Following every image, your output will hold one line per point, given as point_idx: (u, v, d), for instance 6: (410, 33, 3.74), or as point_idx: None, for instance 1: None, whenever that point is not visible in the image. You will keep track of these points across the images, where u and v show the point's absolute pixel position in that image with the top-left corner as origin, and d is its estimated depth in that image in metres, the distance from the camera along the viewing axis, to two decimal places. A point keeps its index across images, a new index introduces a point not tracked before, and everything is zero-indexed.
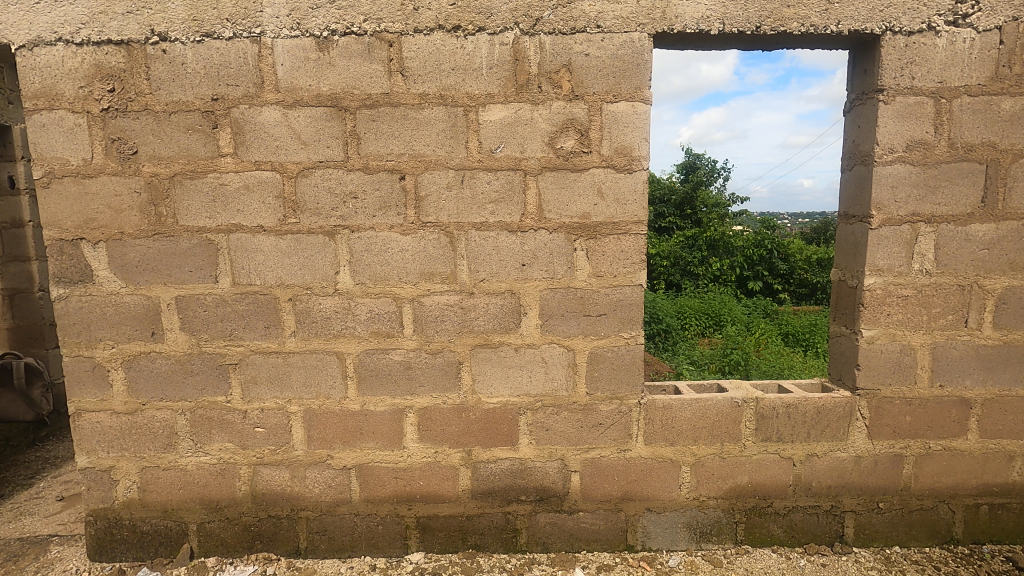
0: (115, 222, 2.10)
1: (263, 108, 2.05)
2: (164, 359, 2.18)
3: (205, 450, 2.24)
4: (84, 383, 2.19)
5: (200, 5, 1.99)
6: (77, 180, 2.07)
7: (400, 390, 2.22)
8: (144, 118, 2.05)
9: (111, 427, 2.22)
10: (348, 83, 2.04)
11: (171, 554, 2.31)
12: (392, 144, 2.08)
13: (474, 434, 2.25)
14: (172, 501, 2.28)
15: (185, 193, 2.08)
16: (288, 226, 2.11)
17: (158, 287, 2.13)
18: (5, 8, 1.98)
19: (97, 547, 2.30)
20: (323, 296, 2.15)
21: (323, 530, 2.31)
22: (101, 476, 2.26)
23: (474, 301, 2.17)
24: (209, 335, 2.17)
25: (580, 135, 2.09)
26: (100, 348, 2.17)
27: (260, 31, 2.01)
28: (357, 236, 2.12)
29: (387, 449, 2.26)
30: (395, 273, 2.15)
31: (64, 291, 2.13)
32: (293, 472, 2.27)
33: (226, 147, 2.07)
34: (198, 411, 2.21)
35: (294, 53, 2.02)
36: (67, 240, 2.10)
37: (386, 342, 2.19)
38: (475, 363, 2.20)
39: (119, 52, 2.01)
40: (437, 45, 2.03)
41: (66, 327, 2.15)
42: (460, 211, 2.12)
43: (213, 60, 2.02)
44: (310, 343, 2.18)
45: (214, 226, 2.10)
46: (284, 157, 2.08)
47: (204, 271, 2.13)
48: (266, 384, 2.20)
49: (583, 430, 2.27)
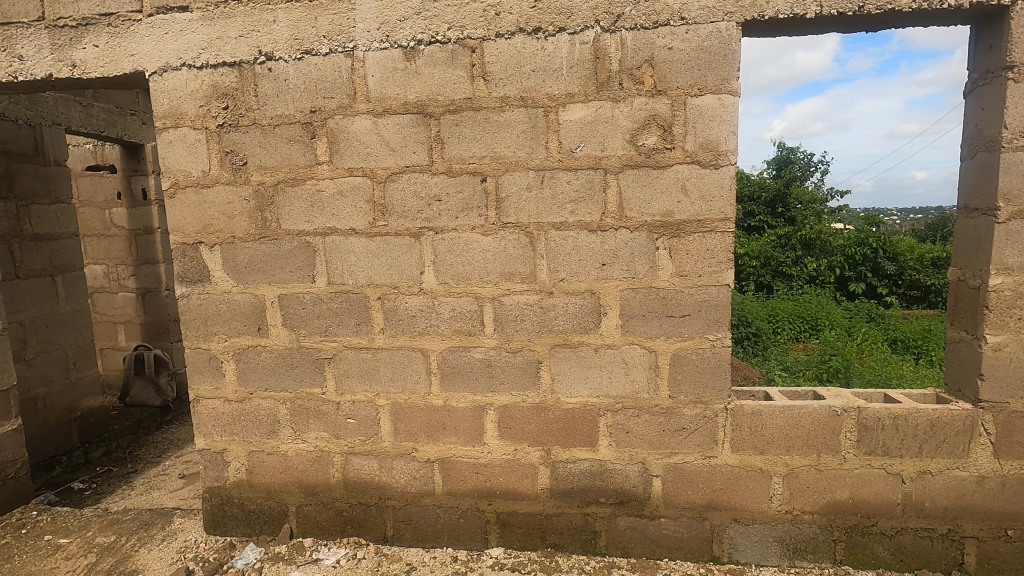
0: (229, 227, 2.31)
1: (356, 118, 2.18)
2: (268, 352, 2.37)
3: (303, 438, 2.42)
4: (202, 373, 2.43)
5: (301, 25, 2.15)
6: (197, 190, 2.30)
7: (481, 387, 2.27)
8: (252, 132, 2.25)
9: (224, 413, 2.45)
10: (433, 90, 2.13)
11: (273, 532, 2.51)
12: (475, 147, 2.14)
13: (553, 433, 2.26)
14: (275, 484, 2.47)
15: (287, 200, 2.26)
16: (378, 228, 2.23)
17: (263, 287, 2.33)
18: (141, 39, 2.24)
19: (212, 521, 2.54)
20: (408, 295, 2.25)
21: (409, 519, 2.41)
22: (216, 457, 2.49)
23: (553, 300, 2.17)
24: (307, 331, 2.33)
25: (663, 131, 2.04)
26: (215, 341, 2.40)
27: (353, 45, 2.14)
28: (441, 237, 2.20)
29: (469, 444, 2.32)
30: (476, 273, 2.20)
31: (186, 290, 2.37)
32: (381, 462, 2.39)
33: (323, 156, 2.22)
34: (298, 401, 2.39)
35: (383, 64, 2.14)
36: (189, 243, 2.35)
37: (468, 340, 2.25)
38: (555, 363, 2.21)
39: (232, 73, 2.22)
40: (518, 48, 2.06)
41: (188, 321, 2.40)
42: (540, 212, 2.13)
43: (312, 75, 2.18)
44: (397, 340, 2.29)
45: (312, 230, 2.26)
46: (374, 163, 2.20)
47: (303, 271, 2.29)
48: (357, 378, 2.34)
49: (665, 434, 2.21)
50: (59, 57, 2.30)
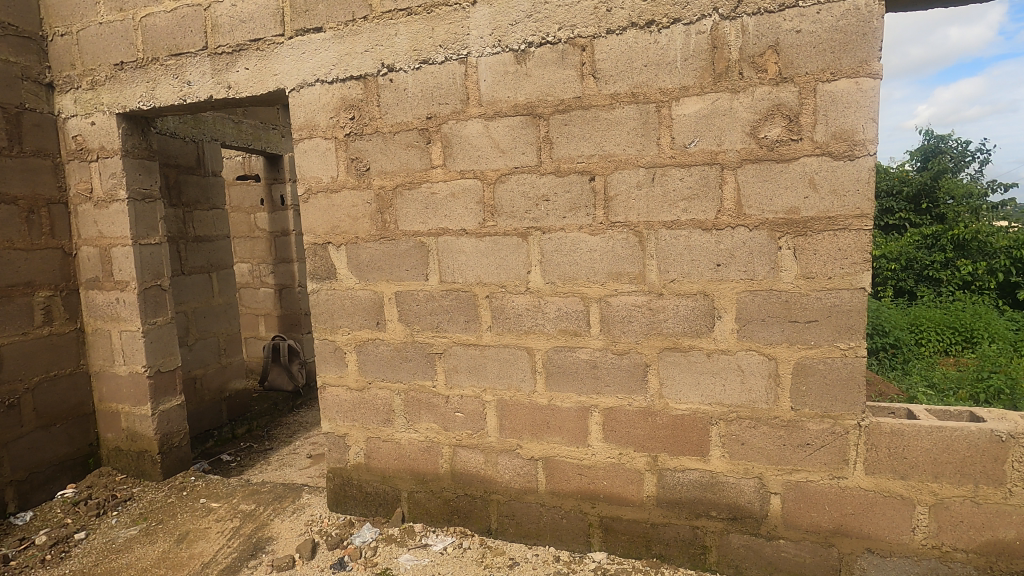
0: (353, 228, 2.50)
1: (468, 122, 2.26)
2: (386, 345, 2.53)
3: (415, 428, 2.54)
4: (328, 362, 2.65)
5: (420, 36, 2.28)
6: (327, 195, 2.52)
7: (586, 388, 2.25)
8: (375, 139, 2.41)
9: (346, 400, 2.65)
10: (542, 91, 2.15)
11: (387, 515, 2.66)
12: (584, 146, 2.12)
13: (661, 440, 2.18)
14: (389, 470, 2.63)
15: (405, 202, 2.40)
16: (487, 228, 2.29)
17: (382, 284, 2.49)
18: (283, 59, 2.50)
19: (334, 499, 2.75)
20: (516, 294, 2.29)
21: (512, 515, 2.44)
22: (338, 440, 2.70)
23: (663, 302, 2.10)
24: (420, 326, 2.46)
25: (788, 121, 1.89)
26: (340, 334, 2.60)
27: (466, 52, 2.22)
28: (548, 237, 2.21)
29: (572, 445, 2.31)
30: (583, 272, 2.19)
31: (316, 286, 2.60)
32: (486, 457, 2.45)
33: (437, 160, 2.33)
34: (411, 392, 2.52)
35: (495, 69, 2.20)
36: (319, 244, 2.57)
37: (574, 341, 2.24)
38: (664, 367, 2.13)
39: (358, 85, 2.40)
40: (629, 44, 2.02)
41: (317, 314, 2.62)
42: (651, 210, 2.07)
43: (429, 83, 2.29)
44: (503, 338, 2.34)
45: (426, 231, 2.38)
46: (485, 165, 2.26)
47: (417, 270, 2.42)
48: (465, 373, 2.42)
49: (786, 449, 2.04)
50: (218, 80, 2.64)
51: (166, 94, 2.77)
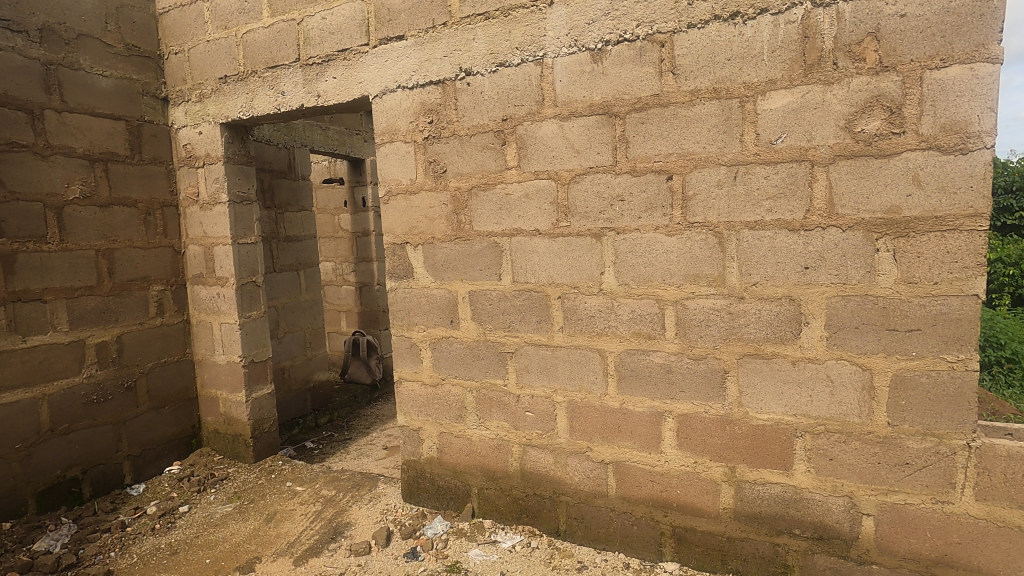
0: (430, 229, 2.58)
1: (544, 123, 2.27)
2: (459, 343, 2.58)
3: (486, 425, 2.58)
4: (404, 357, 2.74)
5: (497, 39, 2.31)
6: (406, 197, 2.61)
7: (660, 393, 2.19)
8: (452, 142, 2.47)
9: (421, 395, 2.73)
10: (619, 89, 2.12)
11: (457, 509, 2.71)
12: (661, 144, 2.07)
13: (739, 450, 2.09)
14: (460, 465, 2.68)
15: (480, 204, 2.44)
16: (561, 229, 2.29)
17: (457, 283, 2.54)
18: (367, 68, 2.62)
19: (408, 490, 2.84)
20: (588, 295, 2.27)
21: (581, 518, 2.42)
22: (412, 434, 2.79)
23: (744, 306, 2.01)
24: (493, 325, 2.49)
25: (889, 113, 1.75)
26: (415, 331, 2.69)
27: (543, 53, 2.23)
28: (623, 238, 2.17)
29: (644, 450, 2.26)
30: (658, 274, 2.13)
31: (395, 284, 2.70)
32: (556, 458, 2.44)
33: (512, 161, 2.35)
34: (483, 390, 2.56)
35: (571, 69, 2.19)
36: (397, 244, 2.67)
37: (648, 344, 2.19)
38: (744, 374, 2.04)
39: (437, 90, 2.47)
40: (712, 37, 1.95)
41: (395, 311, 2.73)
42: (732, 210, 1.99)
43: (506, 85, 2.32)
44: (575, 339, 2.32)
45: (500, 231, 2.41)
46: (559, 166, 2.26)
47: (490, 270, 2.46)
48: (537, 373, 2.43)
49: (881, 468, 1.89)
50: (309, 89, 2.81)
51: (262, 104, 2.98)
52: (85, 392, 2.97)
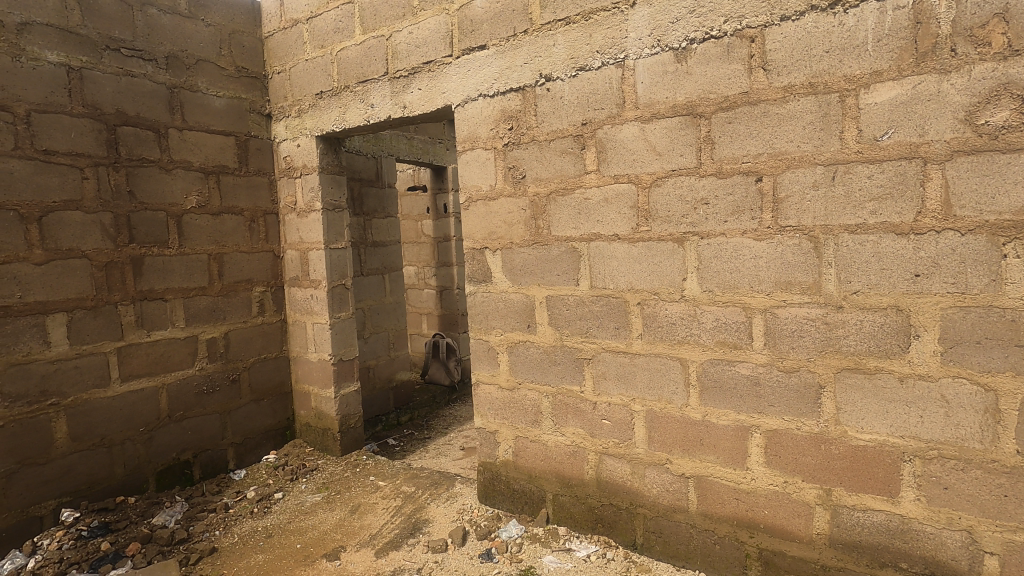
0: (509, 234, 2.60)
1: (624, 126, 2.23)
2: (536, 348, 2.59)
3: (562, 431, 2.57)
4: (482, 360, 2.79)
5: (578, 44, 2.30)
6: (486, 203, 2.66)
7: (746, 406, 2.07)
8: (531, 148, 2.49)
9: (498, 398, 2.76)
10: (704, 88, 2.04)
11: (532, 514, 2.71)
12: (750, 144, 1.97)
13: (835, 471, 1.93)
14: (536, 470, 2.68)
15: (558, 209, 2.44)
16: (641, 233, 2.24)
17: (534, 288, 2.55)
18: (451, 78, 2.70)
19: (484, 492, 2.88)
20: (669, 301, 2.20)
21: (660, 532, 2.34)
22: (488, 436, 2.82)
23: (842, 316, 1.86)
24: (570, 331, 2.48)
25: (1020, 102, 1.56)
26: (493, 334, 2.73)
27: (624, 55, 2.20)
28: (707, 243, 2.09)
29: (729, 466, 2.14)
30: (746, 281, 2.02)
31: (474, 288, 2.76)
32: (633, 468, 2.38)
33: (591, 166, 2.33)
34: (559, 396, 2.55)
35: (654, 70, 2.14)
36: (477, 248, 2.72)
37: (734, 354, 2.08)
38: (842, 389, 1.89)
39: (517, 97, 2.50)
40: (807, 29, 1.83)
41: (474, 315, 2.78)
42: (830, 213, 1.85)
43: (586, 89, 2.31)
44: (655, 346, 2.26)
45: (578, 236, 2.40)
46: (640, 169, 2.21)
47: (568, 275, 2.44)
48: (614, 380, 2.38)
49: (1008, 502, 1.68)
50: (396, 101, 2.94)
51: (354, 117, 3.16)
52: (197, 383, 3.27)
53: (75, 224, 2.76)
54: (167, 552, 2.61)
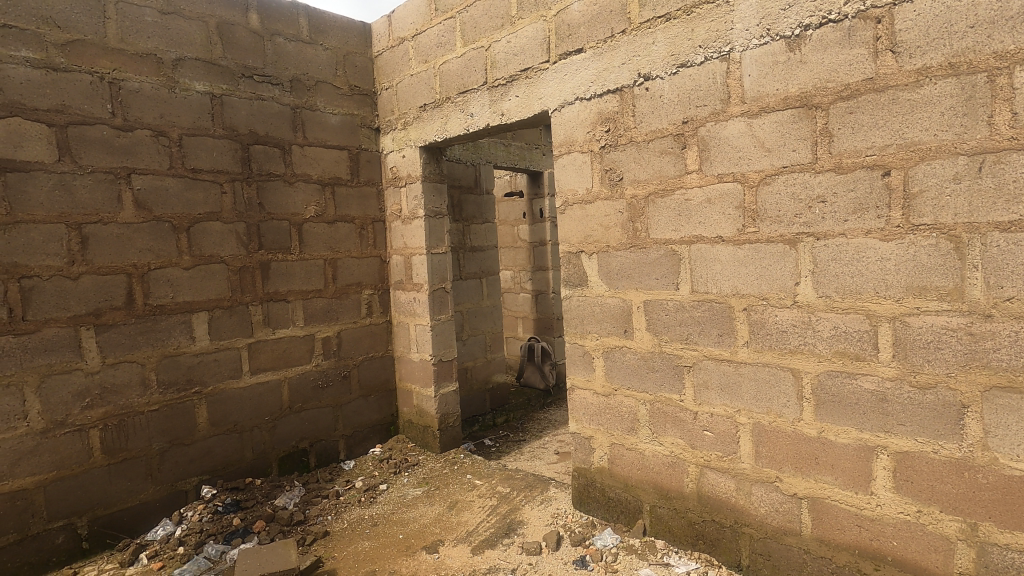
0: (605, 237, 2.57)
1: (729, 122, 2.12)
2: (633, 353, 2.53)
3: (660, 441, 2.48)
4: (577, 365, 2.77)
5: (678, 40, 2.23)
6: (582, 206, 2.65)
7: (871, 424, 1.88)
8: (629, 149, 2.44)
9: (593, 403, 2.73)
10: (821, 77, 1.89)
11: (628, 524, 2.64)
12: (875, 135, 1.79)
13: (983, 504, 1.70)
14: (632, 479, 2.61)
15: (657, 210, 2.37)
16: (747, 235, 2.11)
17: (632, 292, 2.49)
18: (548, 83, 2.73)
19: (578, 498, 2.85)
20: (780, 308, 2.05)
21: (768, 555, 2.18)
22: (584, 441, 2.79)
23: (991, 326, 1.63)
24: (669, 337, 2.39)
25: None
26: (589, 339, 2.70)
27: (729, 48, 2.09)
28: (823, 244, 1.92)
29: (849, 489, 1.95)
30: (870, 285, 1.84)
31: (569, 292, 2.75)
32: (738, 484, 2.24)
33: (693, 165, 2.24)
34: (657, 404, 2.47)
35: (763, 61, 2.02)
36: (573, 252, 2.71)
37: (855, 366, 1.90)
38: (991, 410, 1.66)
39: (614, 98, 2.46)
40: (946, 4, 1.64)
41: (570, 319, 2.77)
42: (975, 209, 1.63)
43: (687, 86, 2.23)
44: (763, 355, 2.11)
45: (678, 239, 2.31)
46: (747, 167, 2.09)
47: (668, 279, 2.36)
48: (717, 390, 2.26)
49: None
50: (494, 109, 3.02)
51: (455, 127, 3.28)
52: (313, 377, 3.56)
53: (215, 233, 3.12)
54: (287, 532, 2.85)
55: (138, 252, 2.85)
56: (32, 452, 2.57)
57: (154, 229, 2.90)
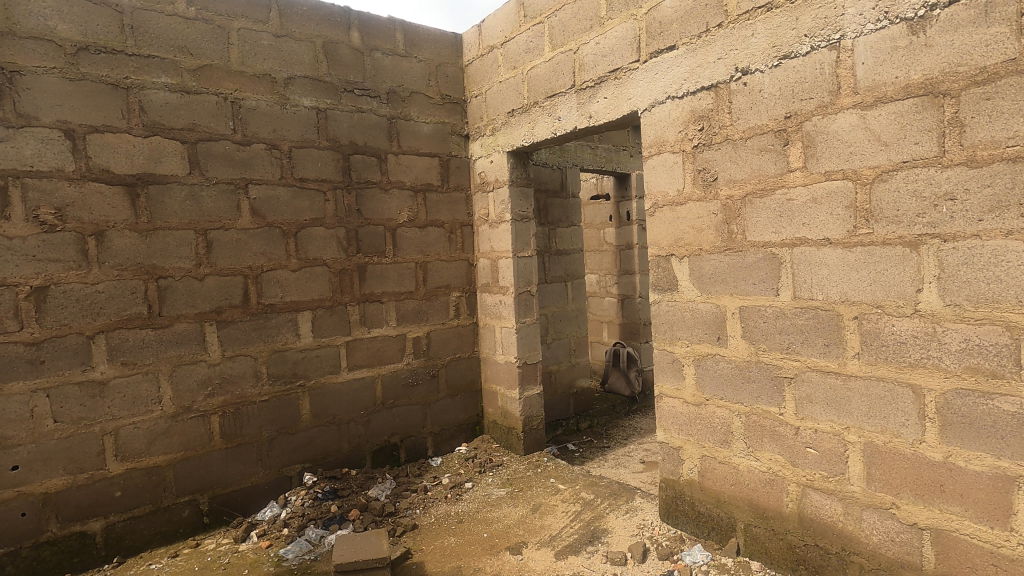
0: (697, 240, 2.47)
1: (838, 115, 1.97)
2: (727, 362, 2.40)
3: (756, 456, 2.33)
4: (666, 372, 2.68)
5: (781, 30, 2.10)
6: (672, 208, 2.56)
7: (1010, 450, 1.66)
8: (724, 148, 2.33)
9: (683, 413, 2.62)
10: (950, 61, 1.70)
11: (720, 542, 2.50)
12: (1018, 123, 1.59)
13: None
14: (725, 494, 2.47)
15: (755, 212, 2.24)
16: (859, 237, 1.94)
17: (726, 298, 2.37)
18: (638, 83, 2.67)
19: (666, 510, 2.74)
20: (897, 317, 1.87)
21: None
22: (672, 452, 2.69)
23: None
24: (767, 346, 2.25)
25: None
26: (679, 345, 2.60)
27: (840, 35, 1.94)
28: (951, 247, 1.73)
29: (983, 522, 1.74)
30: (1010, 293, 1.63)
31: (658, 296, 2.67)
32: (846, 508, 2.06)
33: (796, 162, 2.10)
34: (753, 416, 2.33)
35: (879, 47, 1.85)
36: (662, 255, 2.63)
37: (991, 384, 1.69)
38: None
39: (709, 95, 2.37)
40: None
41: (658, 325, 2.69)
42: None
43: (790, 79, 2.09)
44: (877, 369, 1.93)
45: (779, 242, 2.17)
46: (859, 163, 1.93)
47: (766, 284, 2.22)
48: (822, 405, 2.09)
49: None
50: (582, 112, 3.00)
51: (542, 131, 3.30)
52: (404, 375, 3.71)
53: (319, 238, 3.35)
54: (379, 522, 3.00)
55: (253, 256, 3.13)
56: (164, 433, 2.89)
57: (267, 234, 3.17)
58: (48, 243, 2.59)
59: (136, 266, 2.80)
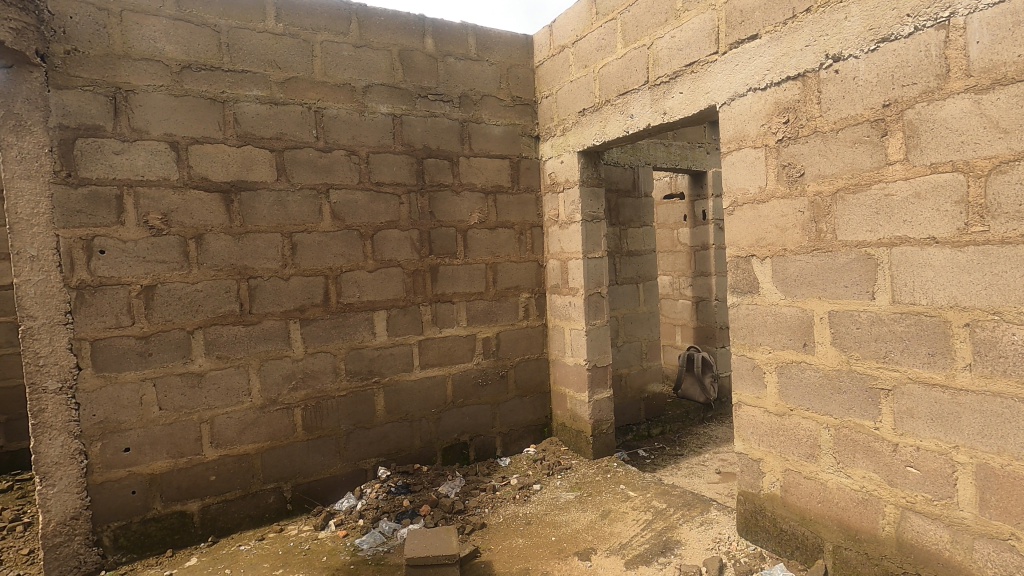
0: (781, 240, 2.32)
1: (947, 101, 1.78)
2: (814, 370, 2.24)
3: (847, 473, 2.16)
4: (745, 379, 2.54)
5: (879, 11, 1.93)
6: (753, 206, 2.43)
7: None
8: (813, 141, 2.18)
9: (764, 423, 2.47)
10: None
11: (805, 563, 2.34)
12: None
13: None
14: (811, 512, 2.31)
15: (847, 209, 2.08)
16: (971, 236, 1.75)
17: (813, 301, 2.22)
18: (717, 75, 2.55)
19: (744, 525, 2.60)
20: (1019, 325, 1.67)
21: None
22: (752, 464, 2.54)
23: None
24: (860, 354, 2.08)
25: None
26: (759, 351, 2.46)
27: (949, 13, 1.76)
28: None
29: None
30: None
31: (737, 300, 2.54)
32: (954, 536, 1.86)
33: (896, 155, 1.92)
34: (844, 430, 2.16)
35: (998, 23, 1.66)
36: (742, 256, 2.50)
37: None
38: None
39: (795, 85, 2.22)
40: None
41: (737, 329, 2.55)
42: None
43: (890, 63, 1.92)
44: (992, 382, 1.74)
45: (875, 241, 2.00)
46: (971, 153, 1.74)
47: (860, 287, 2.06)
48: (925, 420, 1.90)
49: None
50: (656, 108, 2.91)
51: (614, 129, 3.23)
52: (474, 375, 3.76)
53: (394, 240, 3.46)
54: (449, 519, 3.05)
55: (333, 257, 3.28)
56: (254, 423, 3.09)
57: (346, 236, 3.31)
58: (156, 246, 2.84)
59: (230, 267, 3.01)
